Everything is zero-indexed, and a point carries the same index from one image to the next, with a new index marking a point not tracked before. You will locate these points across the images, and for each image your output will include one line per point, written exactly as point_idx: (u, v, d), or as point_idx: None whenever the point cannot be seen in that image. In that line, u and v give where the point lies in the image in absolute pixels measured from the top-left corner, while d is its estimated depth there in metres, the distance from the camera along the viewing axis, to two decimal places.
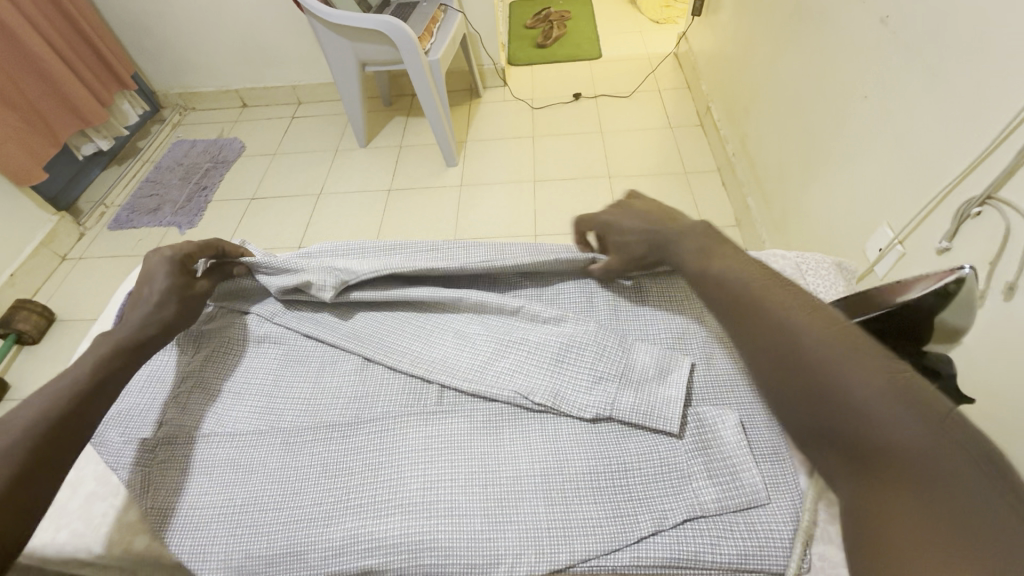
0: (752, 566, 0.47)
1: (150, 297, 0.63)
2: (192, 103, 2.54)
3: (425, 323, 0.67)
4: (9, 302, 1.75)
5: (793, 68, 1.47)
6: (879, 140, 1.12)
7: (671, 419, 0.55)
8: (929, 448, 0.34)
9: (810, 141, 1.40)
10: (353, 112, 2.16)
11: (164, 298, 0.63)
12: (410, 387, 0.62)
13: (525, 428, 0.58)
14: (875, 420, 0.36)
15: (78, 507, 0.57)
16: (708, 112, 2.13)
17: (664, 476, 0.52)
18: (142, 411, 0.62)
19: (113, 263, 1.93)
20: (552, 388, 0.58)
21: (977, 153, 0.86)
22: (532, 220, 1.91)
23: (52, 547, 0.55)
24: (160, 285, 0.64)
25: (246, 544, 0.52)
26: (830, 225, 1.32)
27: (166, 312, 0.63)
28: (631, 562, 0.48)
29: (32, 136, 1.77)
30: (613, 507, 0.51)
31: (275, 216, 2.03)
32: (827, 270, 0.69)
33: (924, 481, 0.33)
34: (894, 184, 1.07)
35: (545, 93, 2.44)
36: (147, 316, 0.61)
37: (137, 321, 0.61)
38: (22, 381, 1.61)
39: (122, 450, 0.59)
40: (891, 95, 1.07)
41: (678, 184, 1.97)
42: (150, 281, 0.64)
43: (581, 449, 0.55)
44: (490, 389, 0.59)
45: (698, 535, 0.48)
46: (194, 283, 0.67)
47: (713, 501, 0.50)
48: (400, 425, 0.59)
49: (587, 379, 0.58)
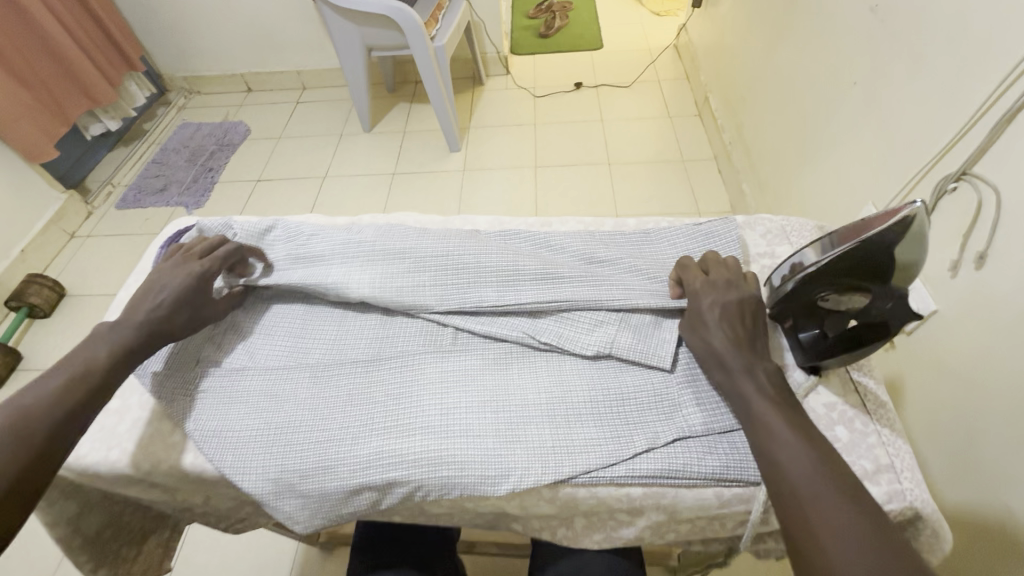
0: (733, 477, 0.53)
1: (159, 302, 0.62)
2: (197, 87, 2.57)
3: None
4: (21, 276, 1.80)
5: (788, 57, 1.52)
6: (868, 124, 1.18)
7: (664, 356, 0.61)
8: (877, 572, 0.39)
9: (803, 127, 1.46)
10: (358, 97, 2.21)
11: (175, 305, 0.63)
12: (427, 329, 0.68)
13: (532, 364, 0.64)
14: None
15: (127, 430, 0.64)
16: (706, 102, 2.18)
17: (658, 404, 0.58)
18: (180, 350, 0.68)
19: (122, 241, 1.97)
20: (557, 333, 0.64)
21: (952, 136, 0.92)
22: (532, 205, 1.97)
23: (105, 463, 0.61)
24: (170, 300, 0.62)
25: (282, 459, 0.58)
26: (821, 205, 1.37)
27: (174, 317, 0.62)
28: (627, 473, 0.54)
29: (44, 114, 1.81)
30: (611, 430, 0.57)
31: (282, 198, 2.08)
32: (810, 232, 0.75)
33: None
34: (880, 165, 1.13)
35: (546, 82, 2.49)
36: (156, 314, 0.61)
37: (145, 317, 0.60)
38: (35, 352, 1.66)
39: (164, 381, 0.65)
40: (879, 79, 1.13)
41: (675, 172, 2.03)
42: (162, 291, 0.63)
43: (584, 383, 0.61)
44: (501, 331, 0.65)
45: (686, 451, 0.55)
46: (204, 298, 0.66)
47: (700, 423, 0.56)
48: (418, 360, 0.65)
49: (590, 323, 0.64)
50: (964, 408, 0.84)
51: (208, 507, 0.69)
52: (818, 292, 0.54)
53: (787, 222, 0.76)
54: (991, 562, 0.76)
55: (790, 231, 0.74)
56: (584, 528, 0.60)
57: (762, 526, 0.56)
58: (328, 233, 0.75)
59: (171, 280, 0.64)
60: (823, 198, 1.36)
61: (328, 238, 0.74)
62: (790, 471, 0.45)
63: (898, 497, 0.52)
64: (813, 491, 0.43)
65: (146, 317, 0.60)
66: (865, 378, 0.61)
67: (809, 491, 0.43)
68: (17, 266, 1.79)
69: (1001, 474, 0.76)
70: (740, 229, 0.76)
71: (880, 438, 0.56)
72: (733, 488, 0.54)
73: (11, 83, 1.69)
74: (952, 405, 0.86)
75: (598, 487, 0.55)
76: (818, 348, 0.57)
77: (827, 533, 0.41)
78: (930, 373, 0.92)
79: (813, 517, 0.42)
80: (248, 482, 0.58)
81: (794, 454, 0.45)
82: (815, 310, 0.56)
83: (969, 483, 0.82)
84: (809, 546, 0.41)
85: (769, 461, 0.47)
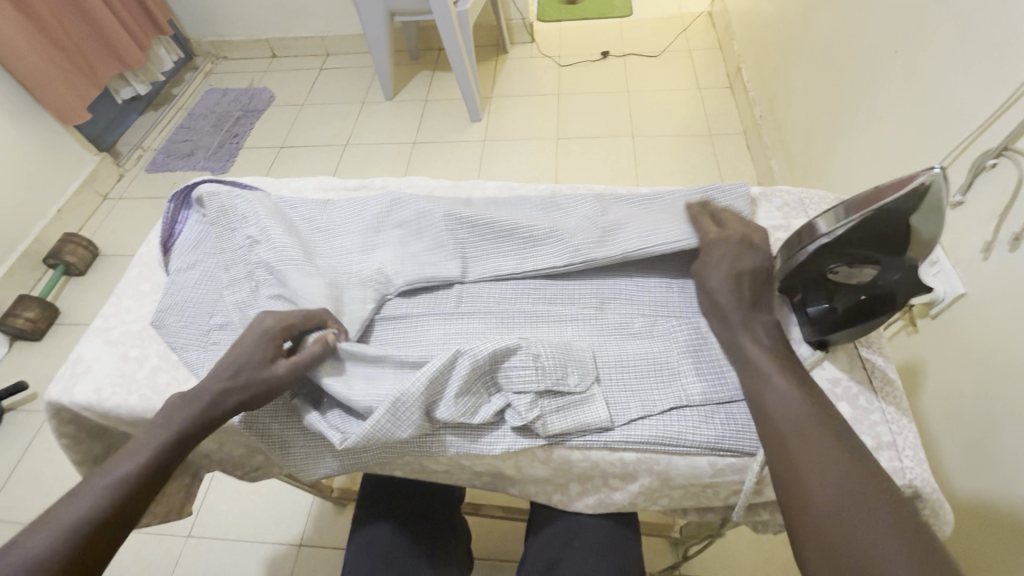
0: (728, 447, 0.53)
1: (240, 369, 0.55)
2: (223, 52, 2.59)
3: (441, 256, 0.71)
4: (58, 236, 1.87)
5: (828, 22, 1.43)
6: (907, 94, 1.11)
7: (642, 331, 0.62)
8: (852, 503, 0.40)
9: (840, 95, 1.38)
10: (380, 65, 2.18)
11: (248, 374, 0.55)
12: (430, 298, 0.68)
13: (534, 328, 0.64)
14: (846, 513, 0.40)
15: (145, 377, 0.67)
16: (738, 74, 2.10)
17: (656, 371, 0.58)
18: (196, 305, 0.71)
19: (151, 204, 2.02)
20: (421, 388, 0.54)
21: (1000, 104, 0.85)
22: (552, 177, 1.95)
23: (126, 407, 0.65)
24: (250, 348, 0.57)
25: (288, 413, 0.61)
26: (854, 178, 1.31)
27: (254, 361, 0.56)
28: (620, 439, 0.55)
29: (77, 77, 1.85)
30: (608, 398, 0.57)
31: (304, 165, 2.10)
32: (830, 205, 0.72)
33: (844, 525, 0.39)
34: (917, 138, 1.07)
35: (573, 50, 2.42)
36: (240, 359, 0.56)
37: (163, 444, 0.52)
38: (71, 308, 1.74)
39: (179, 332, 0.69)
40: (928, 41, 1.04)
41: (701, 148, 1.97)
42: (237, 346, 0.57)
43: (584, 344, 0.61)
44: (357, 401, 0.56)
45: (683, 418, 0.55)
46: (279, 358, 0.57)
47: (699, 393, 0.56)
48: (421, 321, 0.66)
49: (443, 364, 0.55)
50: (984, 397, 0.78)
51: (222, 455, 0.73)
52: (829, 264, 0.53)
53: (807, 194, 0.74)
54: (999, 553, 0.74)
55: (809, 204, 0.72)
56: (579, 492, 0.62)
57: (756, 498, 0.56)
58: (351, 210, 0.78)
59: (249, 336, 0.58)
60: (854, 175, 1.30)
61: (352, 212, 0.77)
62: (782, 426, 0.46)
63: (897, 474, 0.51)
64: (800, 435, 0.45)
65: (211, 391, 0.54)
66: (872, 355, 0.59)
67: (791, 416, 0.46)
68: (53, 226, 1.86)
69: (1015, 466, 0.72)
70: (756, 200, 0.74)
71: (885, 415, 0.54)
72: (728, 458, 0.53)
73: (43, 43, 1.72)
74: (972, 391, 0.81)
75: (591, 450, 0.56)
76: (825, 322, 0.55)
77: (803, 461, 0.43)
78: (950, 355, 0.86)
79: (793, 448, 0.44)
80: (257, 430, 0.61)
81: (788, 411, 0.46)
82: (825, 282, 0.55)
83: (981, 475, 0.78)
84: (786, 473, 0.44)
85: (757, 404, 0.48)
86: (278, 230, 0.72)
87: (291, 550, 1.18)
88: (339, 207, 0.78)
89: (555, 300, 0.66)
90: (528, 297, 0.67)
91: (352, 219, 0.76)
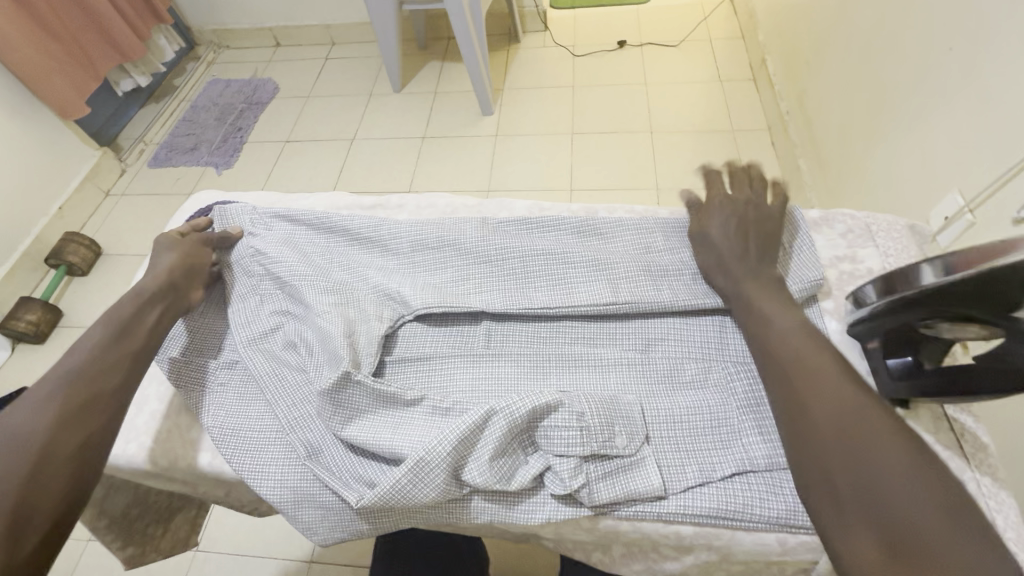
0: (800, 522, 0.47)
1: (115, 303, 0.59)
2: (226, 41, 2.49)
3: (467, 284, 0.64)
4: (60, 235, 1.81)
5: (870, 13, 1.33)
6: (963, 96, 1.02)
7: (693, 380, 0.56)
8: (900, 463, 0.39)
9: (881, 93, 1.29)
10: (387, 55, 2.08)
11: (169, 280, 0.63)
12: (455, 337, 0.62)
13: (571, 375, 0.58)
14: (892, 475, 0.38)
15: (144, 423, 0.63)
16: (763, 65, 1.99)
17: (713, 429, 0.52)
18: (205, 337, 0.66)
19: (153, 201, 1.96)
20: (449, 447, 0.48)
21: None
22: (568, 174, 1.86)
23: (123, 458, 0.61)
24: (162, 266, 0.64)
25: (299, 471, 0.55)
26: (897, 184, 1.22)
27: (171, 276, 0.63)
28: (676, 510, 0.49)
29: (75, 70, 1.77)
30: (661, 461, 0.51)
31: (309, 161, 2.03)
32: (900, 232, 0.65)
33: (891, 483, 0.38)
34: (974, 143, 0.99)
35: (588, 39, 2.31)
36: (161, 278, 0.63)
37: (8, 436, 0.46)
38: (74, 309, 1.69)
39: (185, 368, 0.64)
40: (990, 40, 0.95)
41: (725, 144, 1.88)
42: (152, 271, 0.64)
43: (630, 395, 0.55)
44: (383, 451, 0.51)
45: (748, 488, 0.48)
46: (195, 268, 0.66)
47: (764, 457, 0.49)
48: (445, 364, 0.60)
49: (476, 422, 0.49)
50: None
51: (230, 500, 0.68)
52: (921, 317, 0.46)
53: (873, 218, 0.67)
54: None
55: (876, 230, 0.65)
56: (622, 558, 0.56)
57: None
58: (363, 227, 0.71)
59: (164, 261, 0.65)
60: (896, 180, 1.22)
61: (364, 230, 0.70)
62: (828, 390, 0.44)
63: None
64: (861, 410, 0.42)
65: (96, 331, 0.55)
66: (959, 414, 0.52)
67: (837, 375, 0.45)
68: (54, 225, 1.80)
69: None
70: (815, 226, 0.67)
71: (977, 487, 0.48)
72: (800, 536, 0.48)
73: (39, 35, 1.64)
74: None
75: (644, 522, 0.50)
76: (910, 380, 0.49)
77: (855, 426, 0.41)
78: None
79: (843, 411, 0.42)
80: (266, 488, 0.55)
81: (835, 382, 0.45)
82: (912, 333, 0.49)
83: None
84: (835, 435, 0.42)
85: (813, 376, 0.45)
86: (286, 254, 0.67)
87: (301, 566, 1.13)
88: (350, 223, 0.72)
89: (596, 341, 0.60)
90: (564, 339, 0.60)
91: (366, 240, 0.70)
